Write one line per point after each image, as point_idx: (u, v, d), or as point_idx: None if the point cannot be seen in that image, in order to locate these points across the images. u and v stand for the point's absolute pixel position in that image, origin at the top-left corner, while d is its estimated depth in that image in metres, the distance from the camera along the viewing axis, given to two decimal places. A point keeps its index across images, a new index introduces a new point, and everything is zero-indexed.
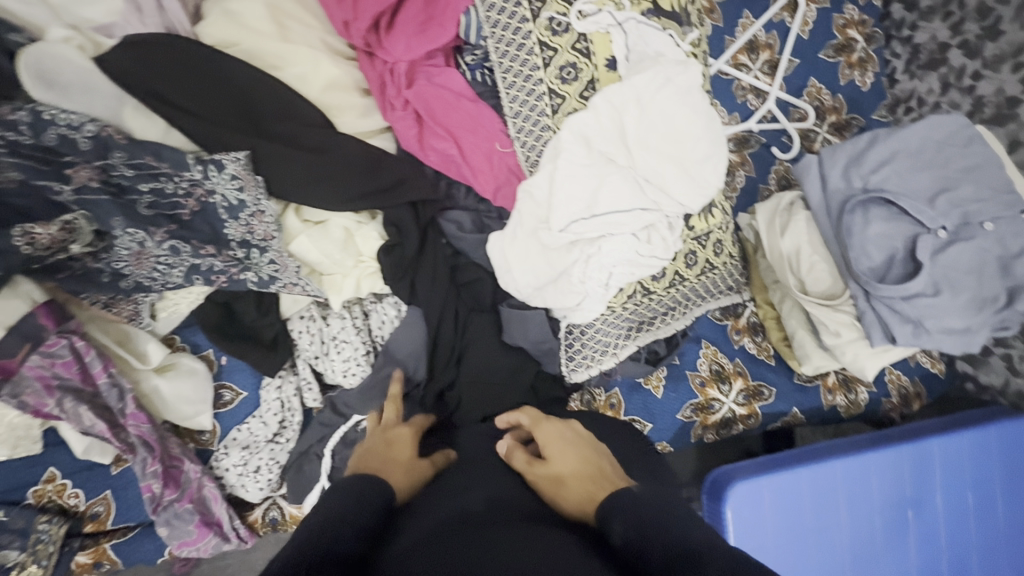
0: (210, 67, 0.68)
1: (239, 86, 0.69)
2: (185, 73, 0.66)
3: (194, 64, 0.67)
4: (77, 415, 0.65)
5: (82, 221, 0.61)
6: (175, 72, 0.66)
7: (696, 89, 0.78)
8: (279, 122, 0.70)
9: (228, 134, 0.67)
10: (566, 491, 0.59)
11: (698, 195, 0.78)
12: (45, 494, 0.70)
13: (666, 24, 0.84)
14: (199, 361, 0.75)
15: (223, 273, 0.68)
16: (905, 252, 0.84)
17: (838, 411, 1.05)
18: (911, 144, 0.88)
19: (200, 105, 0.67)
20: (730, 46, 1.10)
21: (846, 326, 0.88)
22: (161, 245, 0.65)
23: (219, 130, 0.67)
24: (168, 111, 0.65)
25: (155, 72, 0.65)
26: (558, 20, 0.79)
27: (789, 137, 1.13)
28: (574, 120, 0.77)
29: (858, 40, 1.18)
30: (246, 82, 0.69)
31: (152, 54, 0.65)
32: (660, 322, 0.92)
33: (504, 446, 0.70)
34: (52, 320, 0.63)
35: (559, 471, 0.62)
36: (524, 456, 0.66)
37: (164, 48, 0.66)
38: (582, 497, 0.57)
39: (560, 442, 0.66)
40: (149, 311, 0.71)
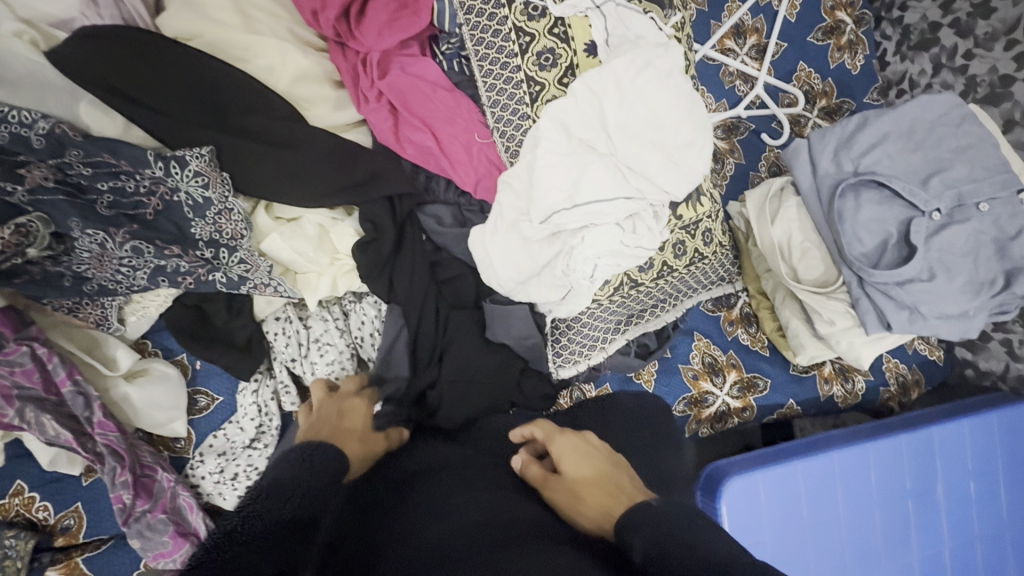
0: (171, 60, 0.65)
1: (201, 79, 0.66)
2: (144, 68, 0.64)
3: (154, 59, 0.65)
4: (40, 425, 0.62)
5: (38, 224, 0.58)
6: (134, 67, 0.64)
7: (677, 73, 0.75)
8: (244, 115, 0.68)
9: (191, 130, 0.65)
10: (579, 500, 0.58)
11: (682, 182, 0.76)
12: (12, 508, 0.68)
13: (647, 7, 0.81)
14: (171, 367, 0.73)
15: (189, 274, 0.66)
16: (898, 236, 0.81)
17: (835, 402, 1.03)
18: (903, 125, 0.85)
19: (162, 100, 0.65)
20: (716, 31, 1.07)
21: (839, 314, 0.86)
22: (123, 246, 0.62)
23: (182, 125, 0.65)
24: (126, 107, 0.63)
25: (114, 68, 0.63)
26: (533, 4, 0.75)
27: (779, 123, 1.10)
28: (554, 108, 0.75)
29: (847, 22, 1.16)
30: (209, 74, 0.67)
31: (110, 50, 0.63)
32: (650, 315, 0.90)
33: (519, 461, 0.68)
34: (9, 327, 0.62)
35: (574, 485, 0.60)
36: (539, 471, 0.65)
37: (122, 42, 0.64)
38: (598, 511, 0.55)
39: (575, 456, 0.65)
40: (117, 315, 0.68)
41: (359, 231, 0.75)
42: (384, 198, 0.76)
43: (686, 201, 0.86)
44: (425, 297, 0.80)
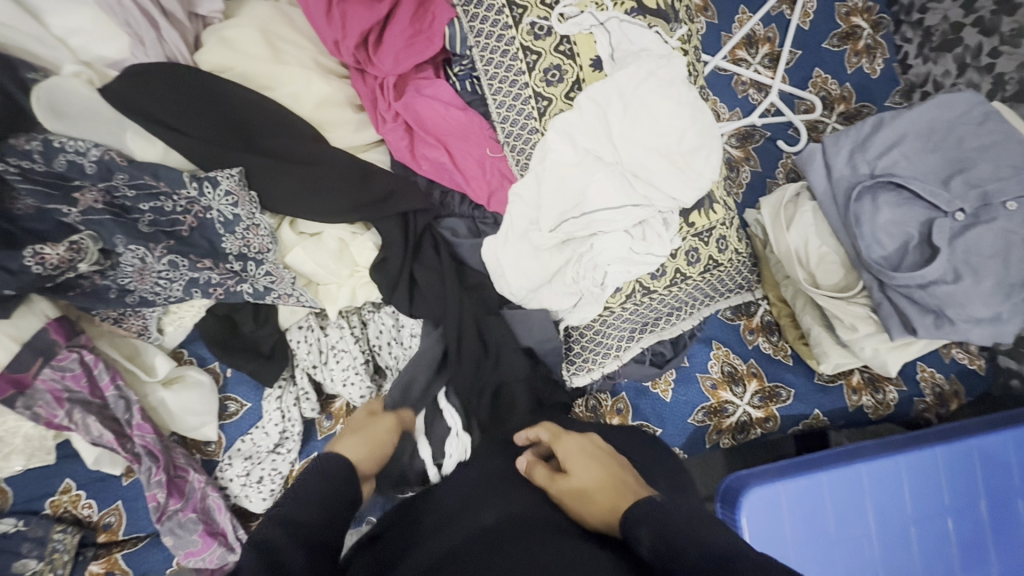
0: (205, 89, 0.72)
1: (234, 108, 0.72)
2: (180, 97, 0.70)
3: (191, 89, 0.71)
4: (85, 425, 0.68)
5: (88, 241, 0.64)
6: (172, 97, 0.70)
7: (678, 82, 0.77)
8: (270, 138, 0.74)
9: (222, 152, 0.71)
10: (588, 498, 0.55)
11: (690, 188, 0.77)
12: (62, 504, 0.73)
13: (652, 22, 0.84)
14: (205, 374, 0.77)
15: (220, 286, 0.71)
16: (920, 238, 0.79)
17: (866, 412, 0.99)
18: (920, 127, 0.84)
19: (198, 126, 0.71)
20: (727, 42, 1.08)
21: (861, 320, 0.83)
22: (160, 260, 0.68)
23: (216, 149, 0.71)
24: (163, 133, 0.69)
25: (155, 98, 0.69)
26: (540, 24, 0.79)
27: (795, 130, 1.09)
28: (560, 120, 0.78)
29: (864, 27, 1.15)
30: (239, 101, 0.73)
31: (151, 82, 0.69)
32: (665, 323, 0.90)
33: (524, 463, 0.64)
34: (63, 335, 0.67)
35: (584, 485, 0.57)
36: (545, 472, 0.61)
37: (163, 75, 0.70)
38: (604, 508, 0.53)
39: (582, 455, 0.61)
40: (156, 325, 0.73)
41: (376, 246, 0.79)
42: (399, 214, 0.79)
43: (699, 208, 0.87)
44: (447, 303, 0.80)
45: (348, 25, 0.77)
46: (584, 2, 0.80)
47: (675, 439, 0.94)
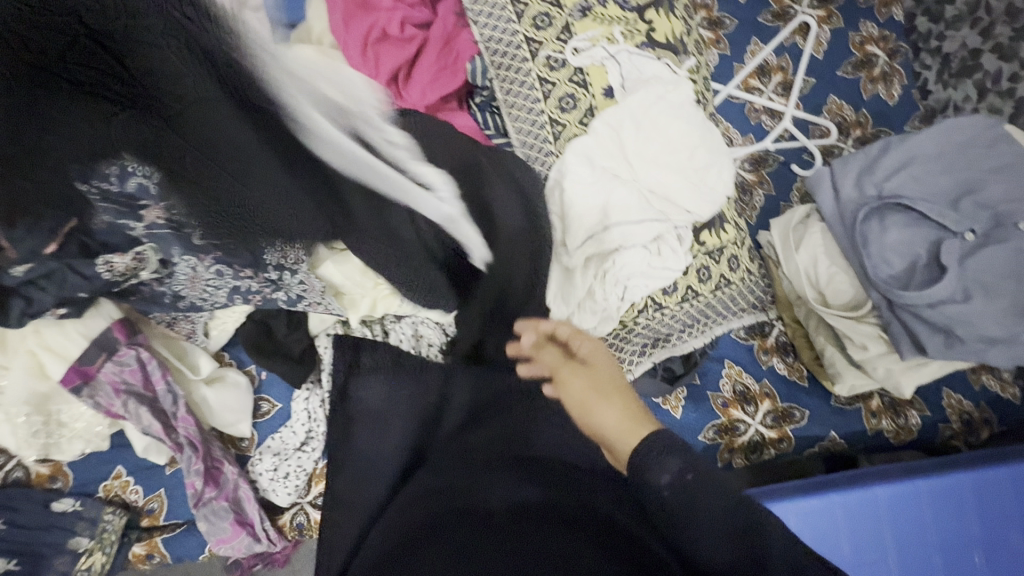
0: None
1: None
2: None
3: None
4: (137, 415, 0.76)
5: (150, 252, 0.70)
6: None
7: (687, 106, 0.86)
8: None
9: None
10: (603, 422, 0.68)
11: (708, 203, 0.86)
12: (113, 489, 0.82)
13: (660, 54, 0.90)
14: (242, 376, 0.85)
15: (258, 293, 0.77)
16: (928, 257, 0.81)
17: (886, 437, 0.97)
18: (929, 149, 0.86)
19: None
20: (740, 72, 1.13)
21: (872, 339, 0.84)
22: (209, 269, 0.72)
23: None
24: None
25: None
26: (555, 57, 0.88)
27: (810, 154, 1.11)
28: (577, 144, 0.85)
29: (879, 55, 1.17)
30: None
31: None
32: (678, 339, 0.91)
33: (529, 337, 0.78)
34: (124, 334, 0.75)
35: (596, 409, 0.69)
36: (554, 353, 0.76)
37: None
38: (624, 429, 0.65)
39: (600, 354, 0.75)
40: (203, 329, 0.82)
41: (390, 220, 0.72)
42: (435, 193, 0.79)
43: (709, 227, 0.90)
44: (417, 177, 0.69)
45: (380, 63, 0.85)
46: (596, 37, 0.88)
47: None
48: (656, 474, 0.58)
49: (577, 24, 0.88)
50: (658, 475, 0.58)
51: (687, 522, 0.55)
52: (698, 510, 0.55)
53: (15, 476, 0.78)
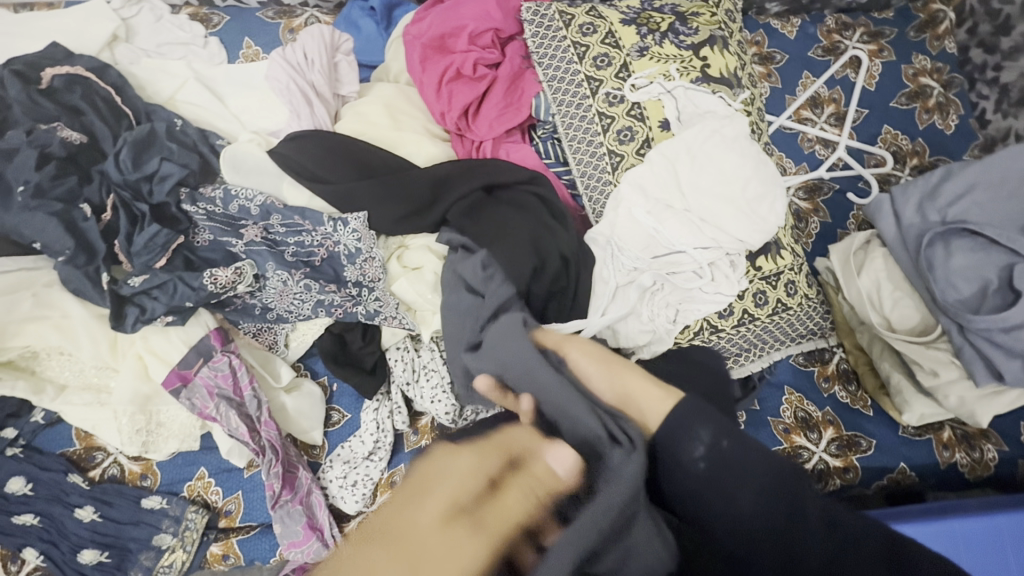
0: (340, 144, 0.89)
1: (377, 160, 0.89)
2: (329, 157, 0.88)
3: (332, 146, 0.89)
4: (227, 417, 0.81)
5: (247, 268, 0.81)
6: (322, 157, 0.88)
7: (743, 137, 0.87)
8: (384, 171, 0.89)
9: (355, 198, 0.86)
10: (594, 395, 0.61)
11: (755, 231, 0.85)
12: (196, 489, 0.86)
13: (716, 88, 0.94)
14: (316, 386, 0.90)
15: (340, 307, 0.84)
16: (1000, 282, 0.81)
17: (961, 471, 0.93)
18: (993, 176, 0.86)
19: (329, 172, 0.87)
20: (792, 103, 1.16)
21: (943, 365, 0.82)
22: (298, 283, 0.83)
23: (356, 186, 0.86)
24: (312, 183, 0.86)
25: (315, 157, 0.88)
26: (613, 93, 0.93)
27: (866, 183, 1.12)
28: (632, 174, 0.89)
29: (934, 86, 1.18)
30: (365, 152, 0.89)
31: (309, 146, 0.89)
32: (734, 362, 0.92)
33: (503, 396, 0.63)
34: (219, 341, 0.83)
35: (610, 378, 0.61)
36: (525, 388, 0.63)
37: (321, 139, 0.89)
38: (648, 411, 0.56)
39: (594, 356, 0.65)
40: (284, 341, 0.88)
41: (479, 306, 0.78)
42: (486, 193, 0.89)
43: (765, 253, 0.92)
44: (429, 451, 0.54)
45: (453, 100, 0.95)
46: (653, 75, 0.93)
47: None
48: (687, 449, 0.52)
49: (635, 63, 0.94)
50: (689, 448, 0.53)
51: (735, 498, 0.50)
52: (742, 479, 0.50)
53: (111, 473, 0.85)
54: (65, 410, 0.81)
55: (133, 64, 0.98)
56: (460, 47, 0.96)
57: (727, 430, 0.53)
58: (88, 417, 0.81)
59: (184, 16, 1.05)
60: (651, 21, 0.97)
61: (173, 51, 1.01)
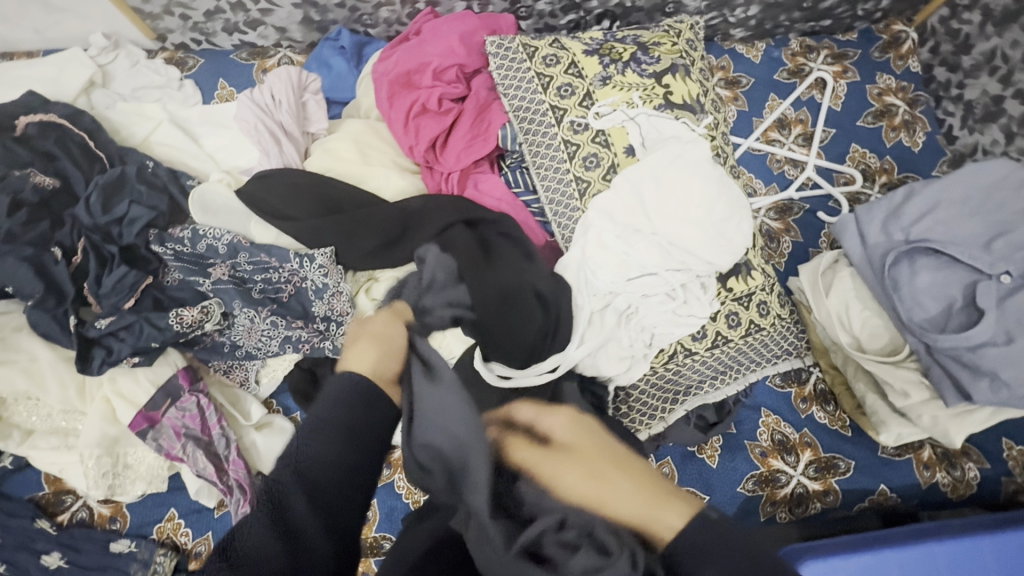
0: (309, 180, 0.90)
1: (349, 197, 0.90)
2: (297, 193, 0.89)
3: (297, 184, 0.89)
4: (194, 457, 0.80)
5: (214, 306, 0.83)
6: (291, 193, 0.89)
7: (706, 160, 0.87)
8: (350, 204, 0.90)
9: (322, 234, 0.87)
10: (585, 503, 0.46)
11: (725, 254, 0.86)
12: (165, 530, 0.84)
13: (679, 113, 0.96)
14: (288, 422, 0.89)
15: (308, 342, 0.84)
16: (964, 300, 0.81)
17: (943, 492, 0.92)
18: (956, 193, 0.87)
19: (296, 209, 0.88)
20: (759, 125, 1.17)
21: (913, 385, 0.82)
22: (266, 320, 0.84)
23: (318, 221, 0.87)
24: (279, 221, 0.87)
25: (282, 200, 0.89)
26: (578, 121, 0.94)
27: (836, 202, 1.13)
28: (600, 201, 0.90)
29: (899, 105, 1.20)
30: (331, 188, 0.90)
31: (276, 185, 0.89)
32: (710, 386, 0.91)
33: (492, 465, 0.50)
34: (187, 381, 0.83)
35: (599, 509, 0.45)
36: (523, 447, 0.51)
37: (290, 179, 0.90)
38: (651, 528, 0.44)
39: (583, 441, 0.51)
40: (255, 377, 0.87)
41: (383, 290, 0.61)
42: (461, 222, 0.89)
43: (735, 274, 0.92)
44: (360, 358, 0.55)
45: (420, 134, 0.97)
46: (616, 102, 0.95)
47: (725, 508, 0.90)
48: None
49: (598, 92, 0.96)
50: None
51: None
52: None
53: (80, 516, 0.85)
54: (32, 455, 0.81)
55: (109, 109, 1.01)
56: (426, 83, 0.97)
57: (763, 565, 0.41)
58: (54, 461, 0.80)
59: (160, 60, 1.08)
60: (614, 51, 0.99)
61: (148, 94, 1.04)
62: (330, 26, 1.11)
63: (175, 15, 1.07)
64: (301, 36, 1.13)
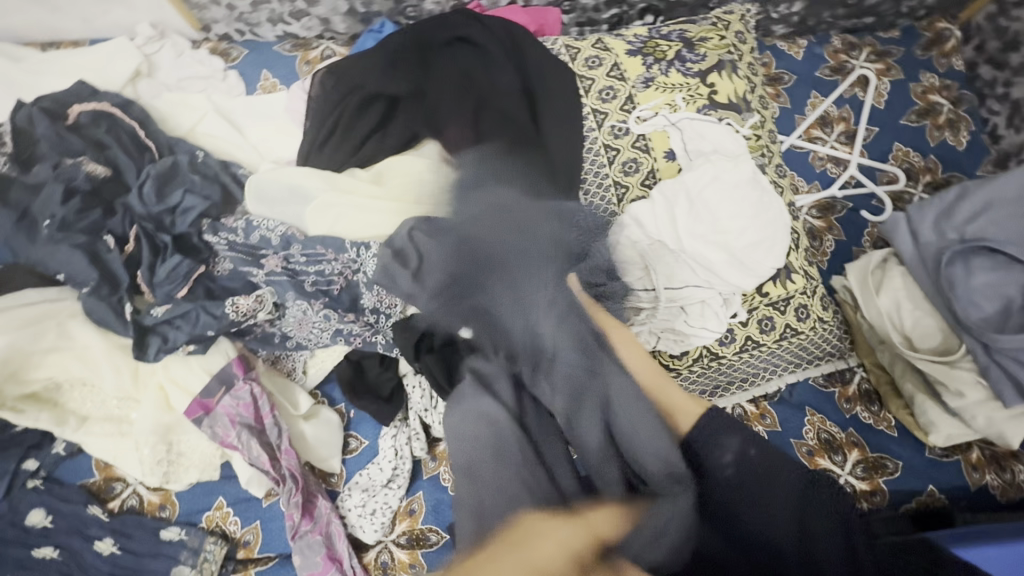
0: (445, 52, 0.95)
1: (450, 70, 0.94)
2: (440, 63, 0.95)
3: (401, 54, 0.95)
4: (248, 446, 0.82)
5: (268, 295, 0.85)
6: (440, 62, 0.95)
7: (744, 184, 0.85)
8: (450, 62, 0.94)
9: (443, 92, 0.92)
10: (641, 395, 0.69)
11: (749, 276, 0.86)
12: (214, 519, 0.85)
13: (723, 114, 0.95)
14: (333, 413, 0.90)
15: (359, 335, 0.85)
16: (1022, 300, 0.81)
17: (992, 494, 0.91)
18: (1010, 191, 0.86)
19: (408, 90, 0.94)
20: (801, 123, 1.17)
21: (969, 386, 0.82)
22: (318, 313, 0.85)
23: (408, 82, 0.95)
24: (455, 58, 0.95)
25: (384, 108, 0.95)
26: (619, 126, 0.95)
27: (879, 200, 1.12)
28: (636, 207, 0.88)
29: (943, 103, 1.19)
30: (469, 59, 0.95)
31: (402, 73, 0.95)
32: (734, 389, 0.94)
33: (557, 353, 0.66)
34: (240, 369, 0.84)
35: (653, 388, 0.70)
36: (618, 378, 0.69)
37: (433, 55, 0.95)
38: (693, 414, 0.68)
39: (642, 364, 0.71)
40: (302, 367, 0.90)
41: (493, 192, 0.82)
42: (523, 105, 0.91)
43: (773, 280, 0.90)
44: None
45: None
46: (659, 105, 0.95)
47: None
48: (718, 456, 0.64)
49: (640, 95, 0.96)
50: (720, 455, 0.65)
51: (763, 507, 0.62)
52: (770, 490, 0.63)
53: (130, 504, 0.85)
54: (88, 441, 0.83)
55: (155, 98, 1.01)
56: None
57: (773, 479, 0.64)
58: (108, 448, 0.83)
59: (204, 51, 1.09)
60: (658, 49, 0.98)
61: (193, 84, 1.05)
62: (374, 18, 1.11)
63: (221, 6, 1.07)
64: (344, 27, 1.12)
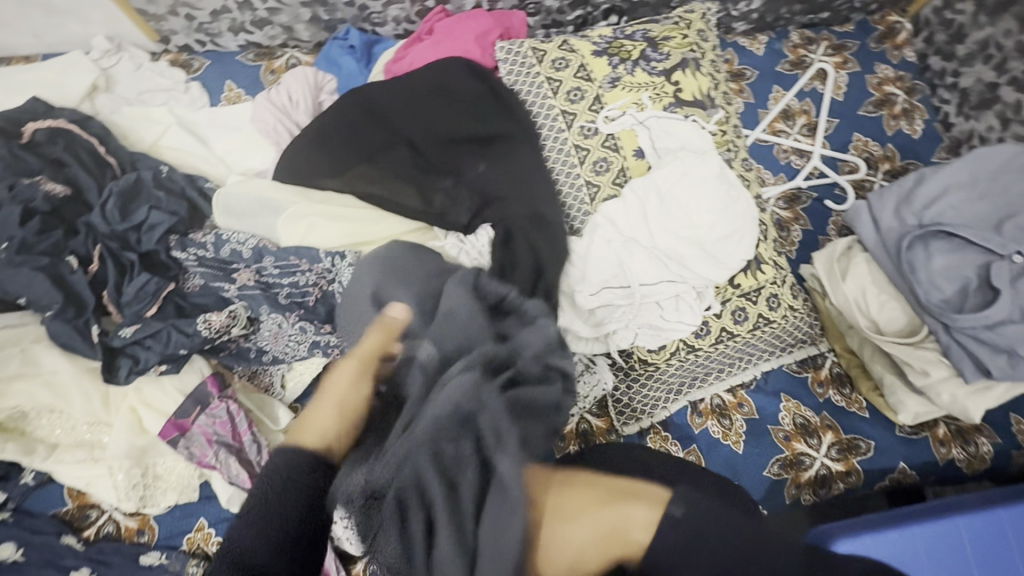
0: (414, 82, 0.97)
1: (418, 99, 0.96)
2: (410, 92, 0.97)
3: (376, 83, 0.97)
4: (227, 464, 0.80)
5: (241, 310, 0.83)
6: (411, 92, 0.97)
7: (713, 178, 0.87)
8: (419, 92, 0.97)
9: (417, 122, 0.95)
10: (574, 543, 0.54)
11: (719, 269, 0.88)
12: (196, 541, 0.83)
13: (689, 111, 0.97)
14: None
15: (336, 347, 0.84)
16: (979, 281, 0.84)
17: (959, 467, 0.95)
18: (962, 177, 0.90)
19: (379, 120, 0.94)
20: (765, 117, 1.20)
21: (933, 364, 0.85)
22: (293, 325, 0.84)
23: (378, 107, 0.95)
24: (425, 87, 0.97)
25: (355, 116, 0.94)
26: (588, 126, 0.96)
27: (842, 189, 1.16)
28: (607, 206, 0.91)
29: (898, 94, 1.24)
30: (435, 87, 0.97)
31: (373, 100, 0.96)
32: (713, 379, 0.94)
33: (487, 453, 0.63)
34: (216, 387, 0.83)
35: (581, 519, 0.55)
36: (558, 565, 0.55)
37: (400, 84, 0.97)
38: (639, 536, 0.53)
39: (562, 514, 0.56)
40: (279, 381, 0.87)
41: (464, 195, 0.91)
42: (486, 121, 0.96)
43: (744, 271, 0.93)
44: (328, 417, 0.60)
45: None
46: (625, 105, 0.96)
47: (753, 492, 0.91)
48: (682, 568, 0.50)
49: (607, 94, 0.97)
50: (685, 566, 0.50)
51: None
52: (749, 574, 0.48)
53: (107, 530, 0.83)
54: (57, 470, 0.80)
55: (115, 113, 0.99)
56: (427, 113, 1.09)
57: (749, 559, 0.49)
58: (81, 474, 0.80)
59: (164, 63, 1.07)
60: (623, 49, 0.99)
61: (154, 97, 1.03)
62: (338, 25, 1.10)
63: (180, 16, 1.04)
64: (308, 35, 1.11)
